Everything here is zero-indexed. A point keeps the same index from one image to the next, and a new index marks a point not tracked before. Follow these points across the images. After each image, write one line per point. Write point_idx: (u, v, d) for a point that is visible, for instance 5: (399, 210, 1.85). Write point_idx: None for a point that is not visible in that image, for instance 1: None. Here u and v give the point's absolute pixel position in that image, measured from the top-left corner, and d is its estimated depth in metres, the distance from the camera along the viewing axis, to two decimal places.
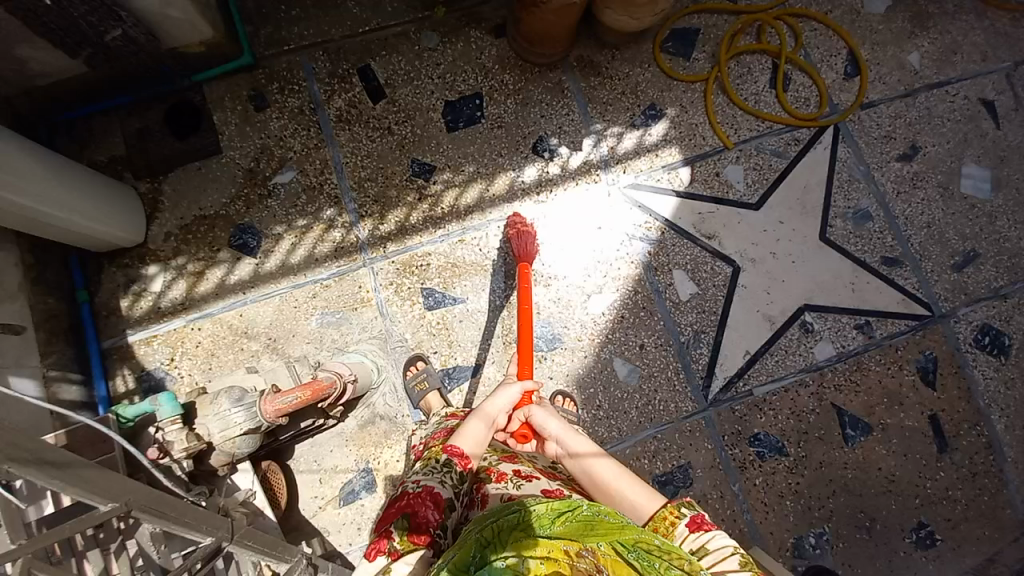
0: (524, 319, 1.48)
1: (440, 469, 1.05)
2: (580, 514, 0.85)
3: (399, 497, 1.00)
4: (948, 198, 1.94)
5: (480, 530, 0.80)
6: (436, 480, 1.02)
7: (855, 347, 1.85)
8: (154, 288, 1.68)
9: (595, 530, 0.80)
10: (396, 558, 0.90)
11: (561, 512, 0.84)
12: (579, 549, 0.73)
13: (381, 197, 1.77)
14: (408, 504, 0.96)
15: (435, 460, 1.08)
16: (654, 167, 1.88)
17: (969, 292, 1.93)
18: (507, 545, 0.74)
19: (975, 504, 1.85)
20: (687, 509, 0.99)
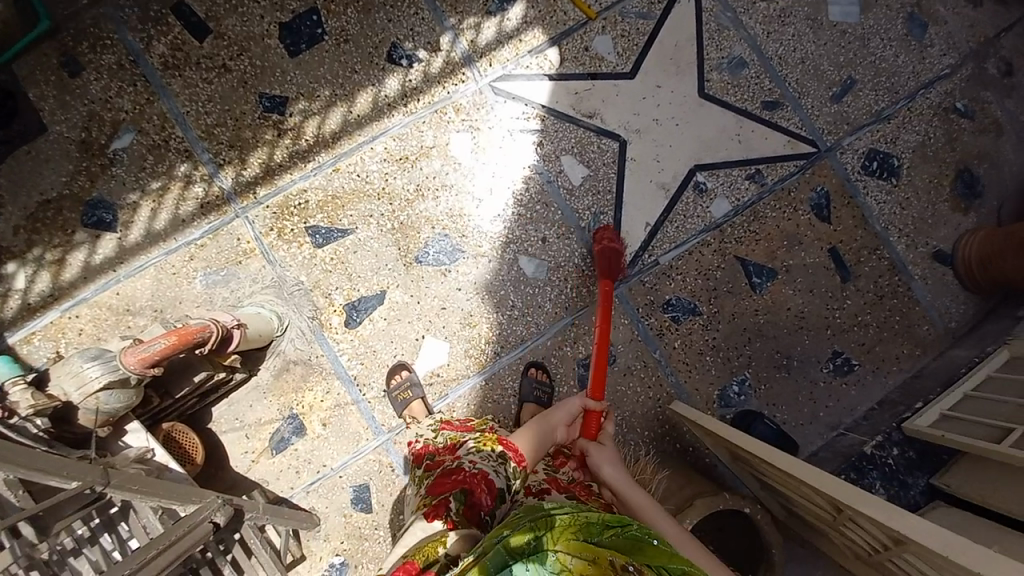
0: (602, 340, 1.52)
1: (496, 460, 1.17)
2: (631, 531, 0.76)
3: (458, 473, 1.13)
4: (819, 28, 1.96)
5: (534, 519, 0.79)
6: (491, 467, 1.15)
7: (750, 198, 1.89)
8: (17, 286, 1.57)
9: (643, 552, 0.73)
10: (451, 526, 1.01)
11: (610, 524, 0.77)
12: (625, 562, 0.70)
13: (236, 140, 1.67)
14: (466, 481, 1.09)
15: (491, 450, 1.21)
16: (520, 55, 1.80)
17: (851, 121, 1.97)
18: (558, 539, 0.74)
19: (887, 325, 1.93)
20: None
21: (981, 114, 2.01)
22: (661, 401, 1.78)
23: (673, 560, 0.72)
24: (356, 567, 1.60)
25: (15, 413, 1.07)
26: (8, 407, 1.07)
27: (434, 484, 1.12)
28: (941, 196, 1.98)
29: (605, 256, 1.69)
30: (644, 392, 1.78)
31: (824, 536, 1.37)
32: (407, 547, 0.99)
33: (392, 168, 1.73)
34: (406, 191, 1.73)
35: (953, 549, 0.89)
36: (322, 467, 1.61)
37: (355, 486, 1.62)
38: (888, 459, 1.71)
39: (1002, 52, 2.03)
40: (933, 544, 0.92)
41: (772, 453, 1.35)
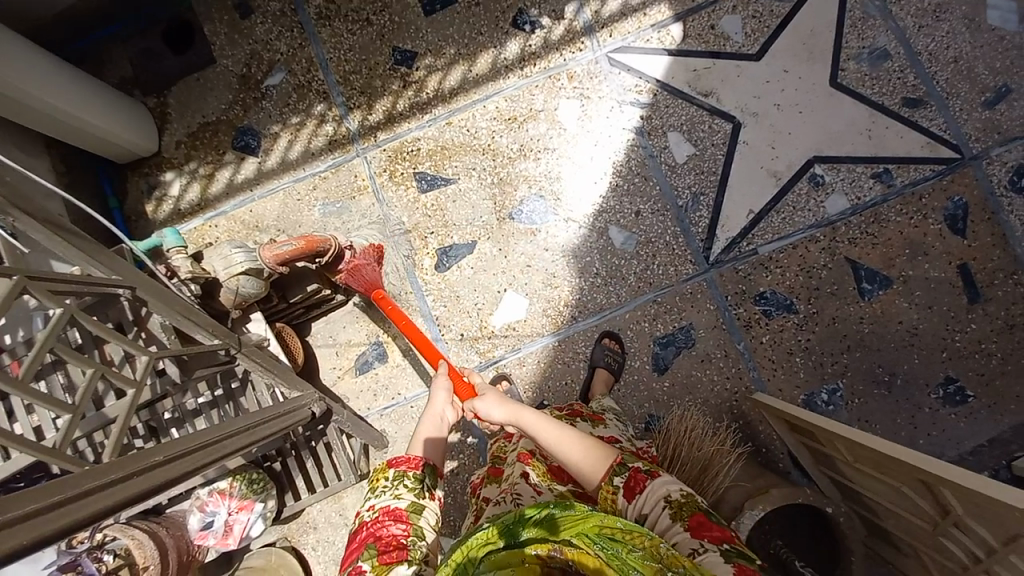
0: (410, 333, 1.43)
1: (391, 487, 1.05)
2: (547, 516, 0.79)
3: (360, 529, 1.02)
4: (976, 29, 1.77)
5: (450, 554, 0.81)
6: (390, 497, 1.04)
7: (872, 197, 1.74)
8: (173, 192, 1.83)
9: (559, 530, 0.77)
10: None
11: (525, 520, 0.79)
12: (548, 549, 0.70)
13: (366, 87, 1.82)
14: (369, 534, 0.99)
15: (384, 477, 1.07)
16: (642, 28, 1.81)
17: (1004, 130, 1.76)
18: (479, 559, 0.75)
19: (1019, 360, 1.69)
20: (618, 480, 0.96)
21: None
22: (739, 397, 1.69)
23: (586, 524, 0.78)
24: None
25: (177, 275, 1.26)
26: (173, 269, 1.28)
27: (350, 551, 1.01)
28: None
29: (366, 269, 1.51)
30: (722, 384, 1.70)
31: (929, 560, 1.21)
32: None
33: (500, 127, 1.81)
34: (511, 149, 1.80)
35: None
36: (397, 395, 1.71)
37: (423, 420, 1.70)
38: None
39: None
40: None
41: (853, 432, 1.27)
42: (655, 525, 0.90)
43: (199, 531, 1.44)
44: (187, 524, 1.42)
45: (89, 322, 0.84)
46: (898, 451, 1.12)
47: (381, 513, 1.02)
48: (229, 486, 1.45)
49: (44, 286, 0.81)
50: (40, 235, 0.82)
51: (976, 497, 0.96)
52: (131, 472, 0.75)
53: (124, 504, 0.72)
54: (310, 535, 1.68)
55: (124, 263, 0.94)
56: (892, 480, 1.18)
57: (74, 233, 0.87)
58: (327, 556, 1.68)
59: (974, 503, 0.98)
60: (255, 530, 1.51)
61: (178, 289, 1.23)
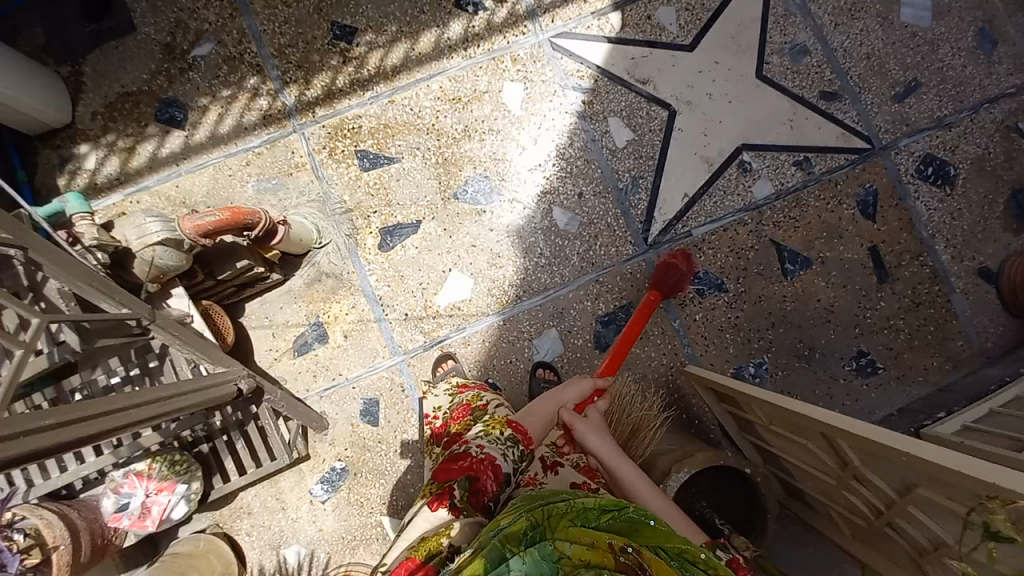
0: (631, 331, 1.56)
1: (504, 444, 1.05)
2: (627, 514, 0.75)
3: (463, 458, 1.02)
4: (889, 26, 1.93)
5: (528, 511, 0.78)
6: (500, 451, 1.03)
7: (794, 183, 1.86)
8: (89, 166, 1.71)
9: (639, 534, 0.73)
10: (456, 518, 0.92)
11: (606, 509, 0.75)
12: (623, 544, 0.67)
13: (304, 62, 1.77)
14: (470, 468, 0.99)
15: (499, 433, 1.09)
16: (582, 15, 1.85)
17: (909, 123, 1.92)
18: (555, 526, 0.71)
19: (921, 334, 1.86)
20: (723, 553, 0.88)
21: None
22: (675, 372, 1.76)
23: (667, 540, 0.72)
24: (354, 478, 1.64)
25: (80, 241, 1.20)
26: (77, 235, 1.22)
27: (438, 469, 1.03)
28: (996, 212, 1.91)
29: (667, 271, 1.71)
30: (659, 359, 1.77)
31: (837, 516, 1.28)
32: (404, 543, 0.91)
33: (444, 107, 1.80)
34: (455, 129, 1.80)
35: (959, 464, 0.86)
36: (336, 376, 1.67)
37: (365, 400, 1.67)
38: None
39: None
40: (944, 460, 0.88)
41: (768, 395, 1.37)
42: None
43: (114, 513, 1.32)
44: (101, 507, 1.31)
45: None
46: (808, 410, 1.21)
47: (487, 460, 1.01)
48: (147, 468, 1.37)
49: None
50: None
51: (873, 446, 1.04)
52: (18, 431, 0.69)
53: (10, 461, 0.68)
54: (243, 522, 1.61)
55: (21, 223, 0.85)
56: (803, 439, 1.27)
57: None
58: (262, 539, 1.62)
59: (874, 454, 1.05)
60: (178, 512, 1.42)
61: (84, 257, 1.17)
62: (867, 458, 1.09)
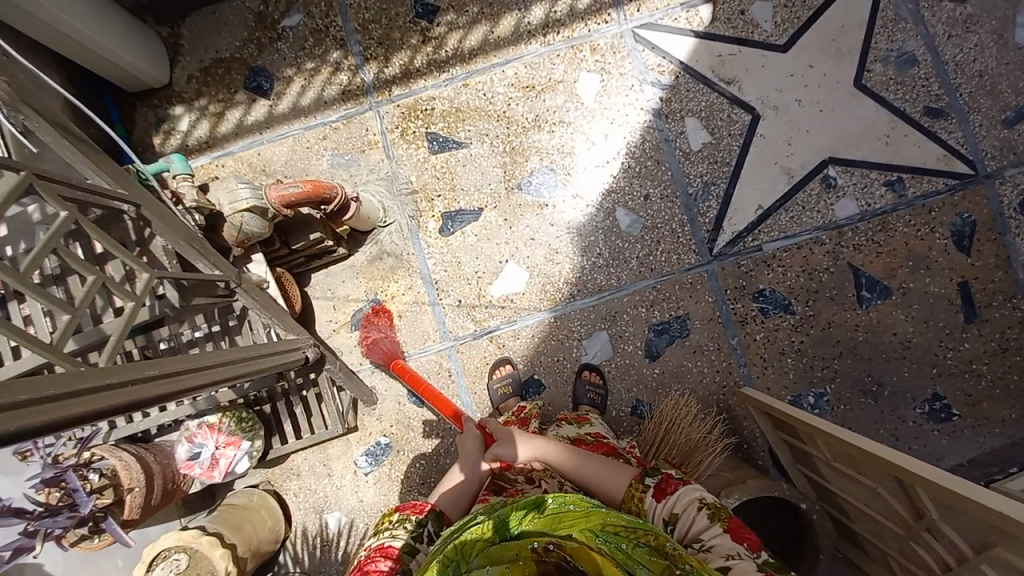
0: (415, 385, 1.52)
1: (393, 526, 1.02)
2: (547, 510, 0.84)
3: (356, 564, 0.98)
4: (1002, 48, 1.74)
5: (443, 553, 0.80)
6: (388, 533, 1.00)
7: (882, 205, 1.73)
8: (181, 128, 1.80)
9: (563, 523, 0.80)
10: None
11: (525, 513, 0.83)
12: (545, 542, 0.73)
13: (384, 39, 1.79)
14: (360, 568, 0.95)
15: (390, 520, 1.04)
16: (671, 7, 1.77)
17: (1021, 151, 1.74)
18: (473, 557, 0.75)
19: (1005, 382, 1.71)
20: (650, 479, 0.99)
21: None
22: (726, 390, 1.71)
23: (589, 522, 0.80)
24: (397, 453, 1.71)
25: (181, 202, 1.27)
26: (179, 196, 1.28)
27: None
28: None
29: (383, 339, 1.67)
30: (710, 375, 1.71)
31: (900, 565, 1.23)
32: None
33: (517, 94, 1.77)
34: (525, 118, 1.77)
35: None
36: None
37: None
38: None
39: None
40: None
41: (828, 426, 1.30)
42: (680, 523, 0.89)
43: (186, 460, 1.44)
44: (175, 453, 1.44)
45: (92, 229, 0.85)
46: (878, 449, 1.14)
47: (377, 550, 0.98)
48: (218, 421, 1.49)
49: (54, 191, 0.84)
50: (51, 139, 0.85)
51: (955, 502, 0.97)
52: (123, 381, 0.76)
53: (109, 411, 0.73)
54: (293, 482, 1.72)
55: (133, 180, 0.95)
56: (867, 480, 1.21)
57: (84, 142, 0.90)
58: (309, 500, 1.72)
59: (952, 507, 0.99)
60: (240, 467, 1.51)
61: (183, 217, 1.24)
62: (945, 511, 1.04)
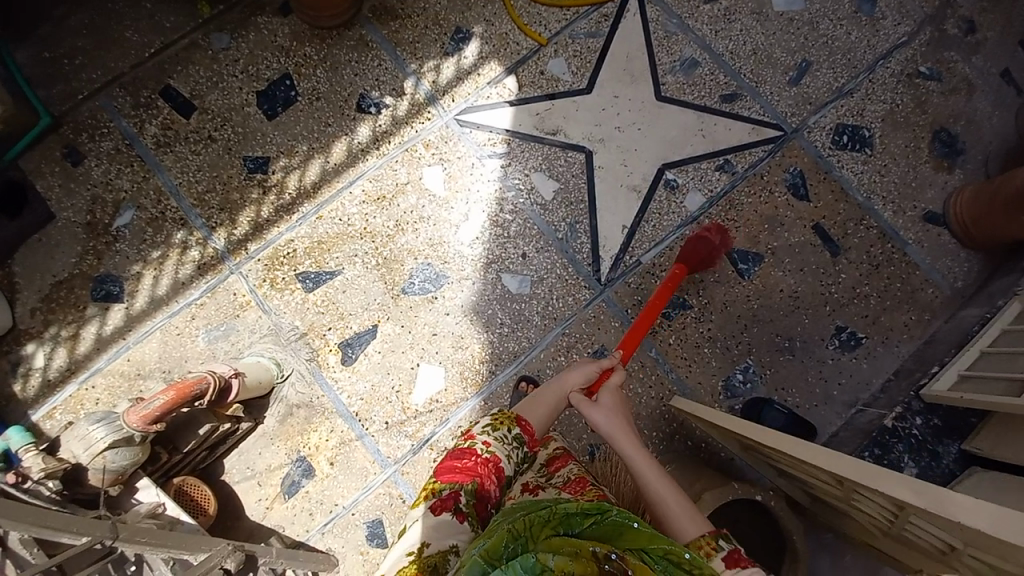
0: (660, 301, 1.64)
1: (510, 440, 1.12)
2: (612, 516, 0.77)
3: (468, 456, 1.09)
4: (765, 20, 2.07)
5: (511, 522, 0.80)
6: (504, 452, 1.10)
7: (722, 187, 1.91)
8: (38, 364, 1.67)
9: (623, 537, 0.75)
10: (464, 521, 1.00)
11: (588, 513, 0.77)
12: (608, 551, 0.69)
13: (225, 204, 1.80)
14: (477, 472, 1.06)
15: (508, 429, 1.14)
16: (480, 87, 1.95)
17: (812, 100, 2.02)
18: (538, 540, 0.73)
19: (888, 294, 1.88)
20: (722, 542, 0.93)
21: (947, 74, 2.05)
22: (664, 401, 1.76)
23: (650, 541, 0.74)
24: None
25: (29, 477, 1.20)
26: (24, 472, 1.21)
27: (442, 466, 1.08)
28: (921, 159, 1.99)
29: (700, 241, 1.76)
30: (646, 394, 1.76)
31: (849, 517, 1.27)
32: (408, 547, 0.98)
33: (372, 208, 1.82)
34: (387, 227, 1.82)
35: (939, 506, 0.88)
36: (334, 505, 1.62)
37: (368, 522, 1.62)
38: (912, 429, 1.67)
39: (959, 12, 2.10)
40: (978, 525, 0.82)
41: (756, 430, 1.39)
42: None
43: None
44: None
45: None
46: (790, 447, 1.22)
47: (491, 459, 1.08)
48: None
49: None
50: None
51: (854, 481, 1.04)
52: None
53: None
54: None
55: None
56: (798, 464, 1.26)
57: None
58: None
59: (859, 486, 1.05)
60: None
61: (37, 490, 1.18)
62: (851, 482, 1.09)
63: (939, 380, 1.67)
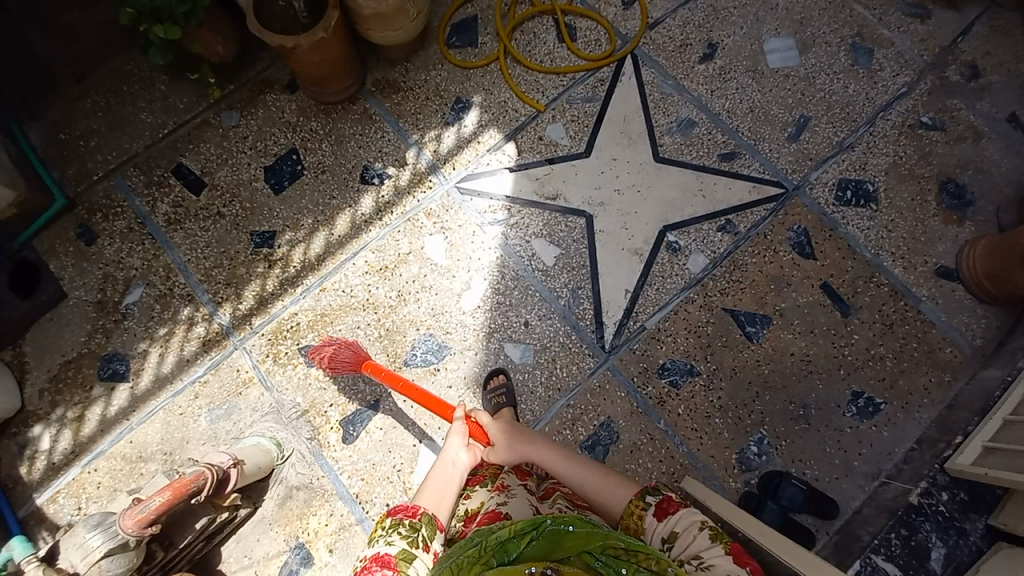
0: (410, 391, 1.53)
1: (387, 534, 1.11)
2: (546, 529, 0.94)
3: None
4: (762, 78, 2.08)
5: (444, 571, 0.95)
6: (386, 542, 1.10)
7: (725, 248, 1.89)
8: (44, 447, 1.68)
9: (561, 545, 0.91)
10: None
11: (524, 533, 0.94)
12: (541, 568, 0.86)
13: (232, 277, 1.82)
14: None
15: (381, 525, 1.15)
16: (480, 154, 1.98)
17: (814, 156, 2.00)
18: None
19: (906, 355, 1.81)
20: (651, 498, 1.15)
21: (952, 124, 2.03)
22: (675, 475, 1.69)
23: (587, 542, 0.91)
24: None
25: None
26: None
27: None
28: (930, 212, 1.94)
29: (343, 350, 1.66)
30: (656, 467, 1.69)
31: None
32: None
33: (374, 279, 1.83)
34: (389, 298, 1.82)
35: None
36: None
37: None
38: (940, 506, 1.55)
39: (958, 61, 2.09)
40: None
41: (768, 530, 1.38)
42: (679, 541, 1.05)
43: None
44: None
45: None
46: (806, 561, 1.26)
47: (372, 560, 1.07)
48: None
49: None
50: None
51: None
52: None
53: None
54: None
55: None
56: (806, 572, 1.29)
57: None
58: None
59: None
60: None
61: None
62: None
63: (964, 451, 1.56)
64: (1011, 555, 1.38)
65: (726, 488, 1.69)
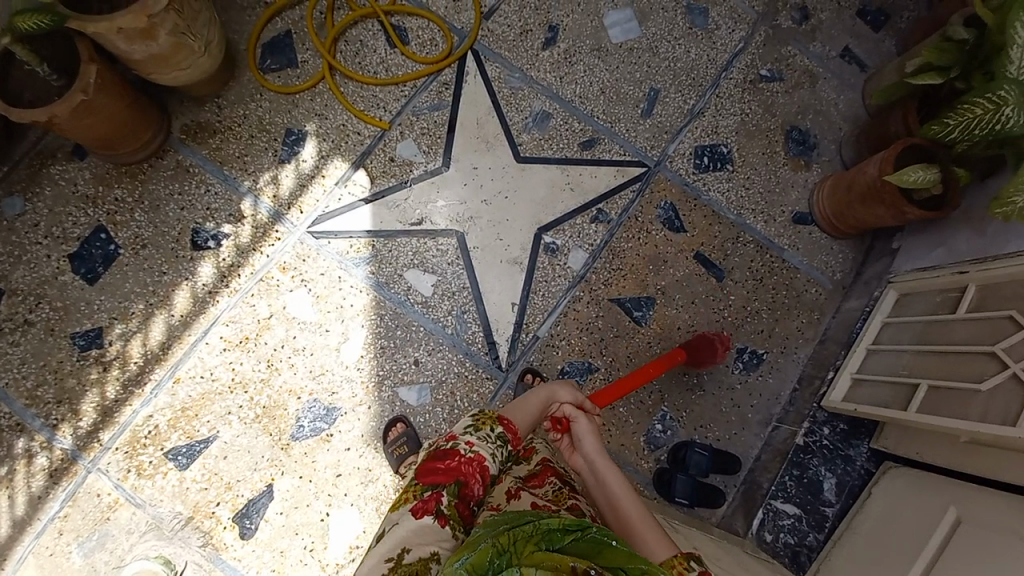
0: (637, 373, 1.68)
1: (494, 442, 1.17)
2: (591, 534, 0.82)
3: (452, 457, 1.13)
4: (607, 55, 2.05)
5: (495, 536, 0.84)
6: (489, 451, 1.15)
7: (601, 238, 1.88)
8: None
9: (603, 555, 0.79)
10: (443, 522, 1.04)
11: (568, 530, 0.82)
12: (586, 566, 0.73)
13: (63, 393, 1.56)
14: (462, 472, 1.11)
15: (491, 429, 1.19)
16: (329, 190, 1.80)
17: (667, 128, 2.02)
18: (521, 557, 0.78)
19: (777, 303, 1.92)
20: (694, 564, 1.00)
21: (787, 71, 2.12)
22: None
23: (628, 560, 0.78)
24: None
25: None
26: None
27: (424, 468, 1.11)
28: (780, 162, 2.04)
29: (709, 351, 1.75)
30: None
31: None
32: (385, 553, 0.99)
33: (235, 355, 1.64)
34: (258, 371, 1.64)
35: None
36: None
37: None
38: (824, 440, 1.70)
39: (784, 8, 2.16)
40: None
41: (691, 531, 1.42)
42: None
43: None
44: None
45: None
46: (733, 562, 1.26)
47: (476, 459, 1.13)
48: None
49: None
50: None
51: None
52: None
53: None
54: None
55: None
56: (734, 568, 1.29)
57: None
58: None
59: None
60: None
61: None
62: None
63: (837, 387, 1.72)
64: (897, 476, 1.54)
65: (641, 472, 1.75)
